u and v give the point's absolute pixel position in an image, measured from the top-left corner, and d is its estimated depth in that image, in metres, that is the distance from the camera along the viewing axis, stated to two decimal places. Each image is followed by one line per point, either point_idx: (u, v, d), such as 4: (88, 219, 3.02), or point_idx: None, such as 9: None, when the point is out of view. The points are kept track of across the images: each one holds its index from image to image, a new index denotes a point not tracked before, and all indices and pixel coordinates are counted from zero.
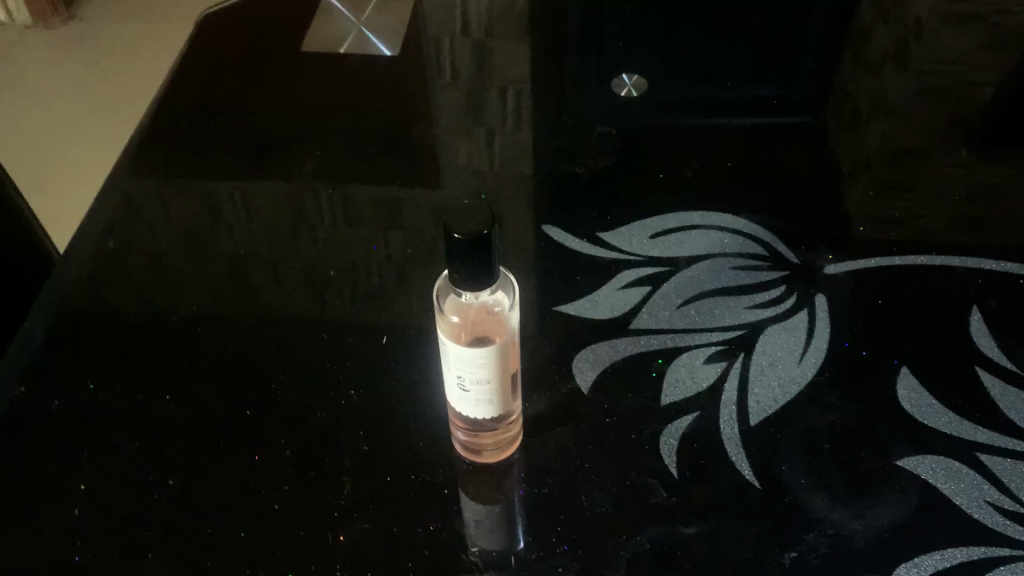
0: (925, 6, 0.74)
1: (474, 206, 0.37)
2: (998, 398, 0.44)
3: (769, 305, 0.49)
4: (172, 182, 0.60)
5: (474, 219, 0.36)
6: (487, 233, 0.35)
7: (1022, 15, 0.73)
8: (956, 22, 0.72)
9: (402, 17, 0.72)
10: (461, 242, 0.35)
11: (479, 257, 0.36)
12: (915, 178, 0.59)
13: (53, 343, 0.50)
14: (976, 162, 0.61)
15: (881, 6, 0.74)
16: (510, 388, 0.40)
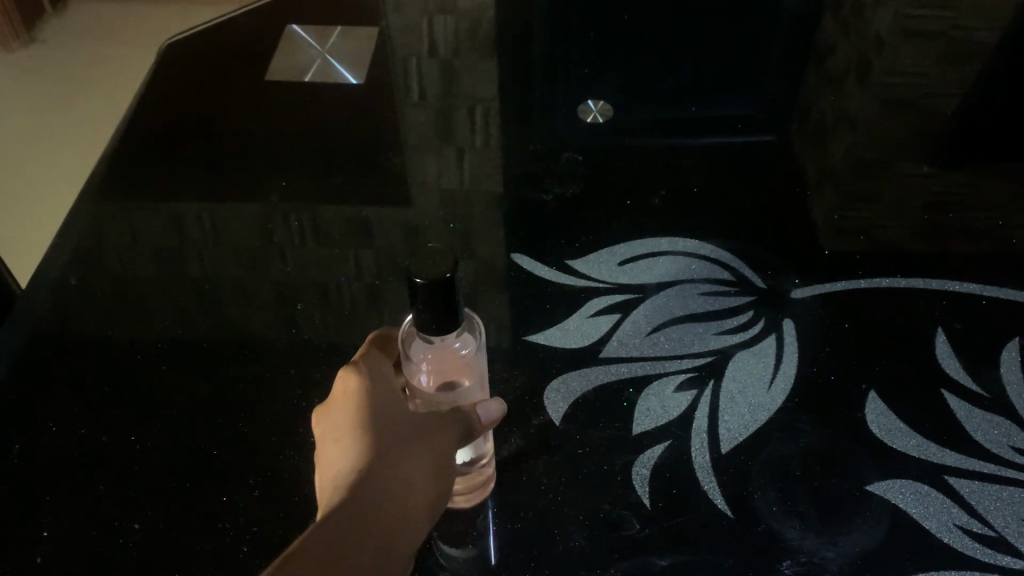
0: (884, 25, 0.76)
1: (436, 248, 0.37)
2: (965, 420, 0.46)
3: (737, 331, 0.51)
4: (144, 214, 0.62)
5: (438, 261, 0.37)
6: (450, 275, 0.36)
7: (979, 30, 0.76)
8: (914, 40, 0.75)
9: (366, 49, 0.76)
10: (426, 285, 0.36)
11: (444, 298, 0.37)
12: (881, 193, 0.61)
13: (25, 384, 0.51)
14: (937, 175, 0.63)
15: (841, 27, 0.76)
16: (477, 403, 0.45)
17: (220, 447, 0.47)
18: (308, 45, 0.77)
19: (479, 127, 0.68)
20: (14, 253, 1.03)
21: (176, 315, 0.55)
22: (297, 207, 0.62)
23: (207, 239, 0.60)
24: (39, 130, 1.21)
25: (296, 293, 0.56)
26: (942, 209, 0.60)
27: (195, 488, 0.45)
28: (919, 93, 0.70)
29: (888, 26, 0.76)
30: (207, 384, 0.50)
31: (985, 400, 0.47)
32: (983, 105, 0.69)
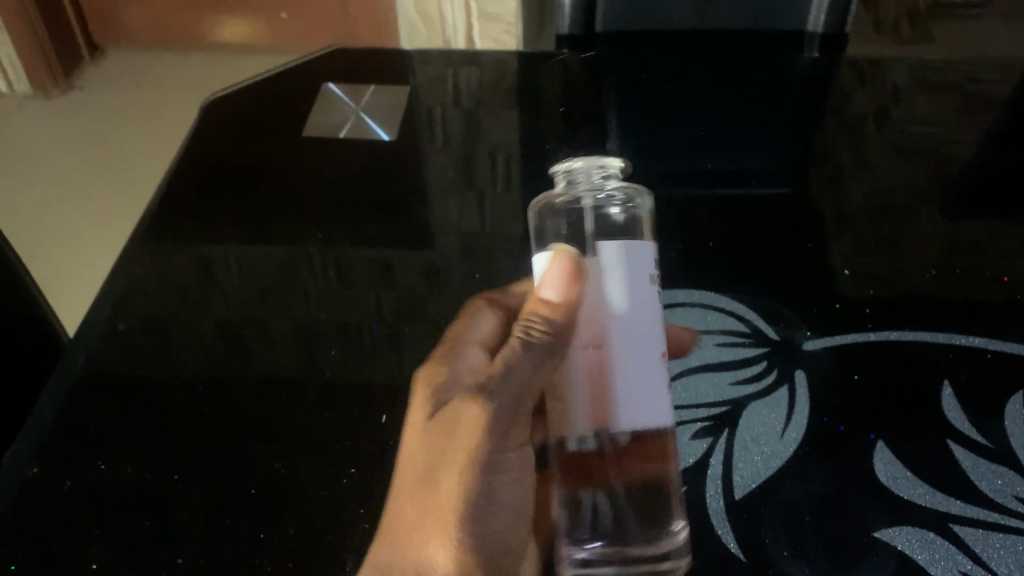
0: (903, 76, 0.79)
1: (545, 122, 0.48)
2: (970, 470, 0.47)
3: (751, 382, 0.53)
4: (183, 262, 0.65)
5: None
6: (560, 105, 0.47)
7: (992, 82, 0.78)
8: (930, 91, 0.77)
9: (397, 106, 0.80)
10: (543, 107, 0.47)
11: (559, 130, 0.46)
12: (896, 238, 0.63)
13: (70, 426, 0.53)
14: (952, 219, 0.65)
15: (858, 78, 0.78)
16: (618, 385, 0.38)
17: (256, 486, 0.49)
18: (343, 103, 0.81)
19: (503, 178, 0.71)
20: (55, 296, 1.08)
21: (214, 357, 0.57)
22: (328, 253, 0.65)
23: (244, 285, 0.63)
24: (75, 171, 1.25)
25: (326, 335, 0.58)
26: (953, 253, 0.61)
27: (231, 525, 0.47)
28: (935, 141, 0.72)
29: (905, 78, 0.79)
30: (244, 424, 0.53)
31: (989, 451, 0.48)
32: (997, 153, 0.71)
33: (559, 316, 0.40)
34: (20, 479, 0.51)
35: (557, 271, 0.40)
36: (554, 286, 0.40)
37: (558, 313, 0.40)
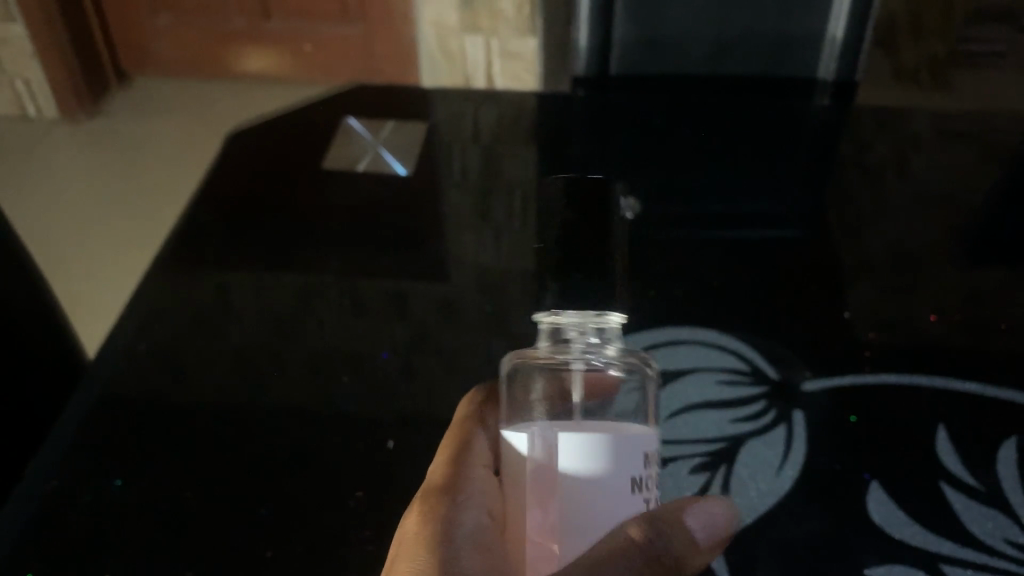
0: (923, 123, 0.80)
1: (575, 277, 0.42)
2: (961, 512, 0.48)
3: (750, 420, 0.54)
4: (202, 286, 0.68)
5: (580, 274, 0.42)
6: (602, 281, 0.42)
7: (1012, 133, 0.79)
8: (949, 139, 0.78)
9: (414, 145, 0.83)
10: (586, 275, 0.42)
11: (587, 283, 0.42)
12: (901, 283, 0.64)
13: (86, 443, 0.55)
14: (957, 265, 0.66)
15: (877, 124, 0.80)
16: None
17: (265, 507, 0.51)
18: (363, 138, 0.84)
19: (520, 214, 0.73)
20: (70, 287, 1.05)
21: (228, 381, 0.59)
22: (345, 283, 0.67)
23: (260, 311, 0.65)
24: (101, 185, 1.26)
25: (337, 362, 0.60)
26: (956, 299, 0.62)
27: (237, 544, 0.49)
28: (944, 188, 0.74)
29: (924, 128, 0.80)
30: (257, 447, 0.54)
31: (982, 494, 0.49)
32: (1008, 201, 0.72)
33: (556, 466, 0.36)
34: (41, 491, 0.52)
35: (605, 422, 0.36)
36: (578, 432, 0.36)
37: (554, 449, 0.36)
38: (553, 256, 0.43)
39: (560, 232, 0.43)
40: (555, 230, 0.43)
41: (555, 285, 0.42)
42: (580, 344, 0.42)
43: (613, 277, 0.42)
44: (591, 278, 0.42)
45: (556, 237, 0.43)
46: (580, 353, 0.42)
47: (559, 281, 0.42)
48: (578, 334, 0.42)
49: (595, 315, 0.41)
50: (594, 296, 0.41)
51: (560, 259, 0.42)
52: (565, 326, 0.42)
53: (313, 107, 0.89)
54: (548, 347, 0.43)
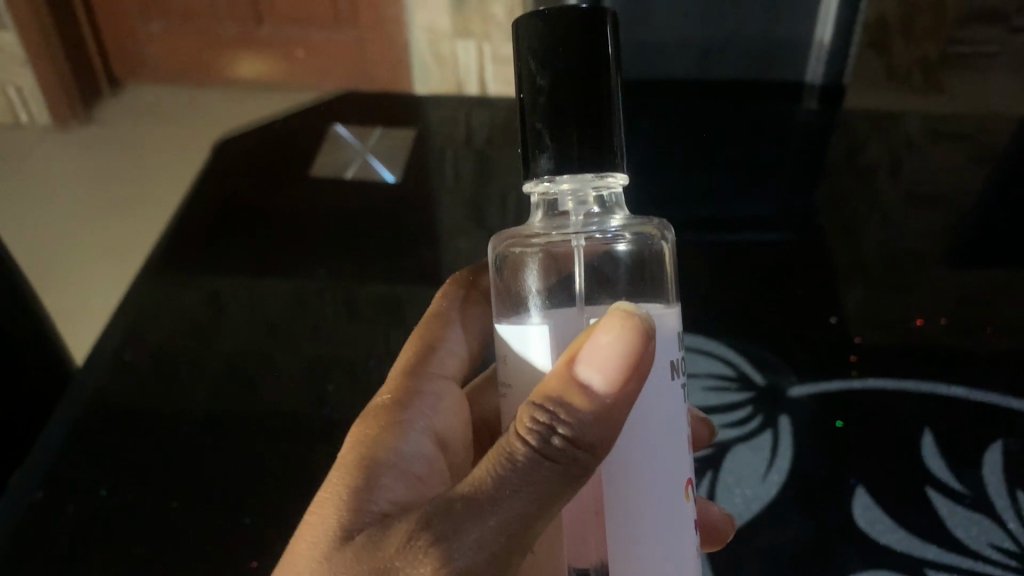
0: None
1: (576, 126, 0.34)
2: (946, 517, 0.48)
3: (736, 425, 0.54)
4: (191, 293, 0.68)
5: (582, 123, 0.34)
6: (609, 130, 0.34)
7: None
8: None
9: (402, 152, 0.83)
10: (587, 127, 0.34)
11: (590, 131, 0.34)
12: (891, 286, 0.64)
13: (73, 453, 0.55)
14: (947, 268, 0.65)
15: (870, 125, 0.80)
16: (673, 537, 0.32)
17: (250, 515, 0.51)
18: (350, 144, 0.85)
19: (512, 220, 0.73)
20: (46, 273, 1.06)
21: (217, 387, 0.59)
22: (334, 290, 0.67)
23: (251, 317, 0.65)
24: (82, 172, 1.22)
25: (326, 370, 0.60)
26: (948, 301, 0.62)
27: (223, 553, 0.49)
28: None
29: None
30: (244, 455, 0.54)
31: (968, 498, 0.49)
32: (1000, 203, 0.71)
33: (605, 430, 0.29)
34: (32, 500, 0.53)
35: (617, 342, 0.29)
36: (605, 371, 0.29)
37: (596, 409, 0.29)
38: (545, 104, 0.34)
39: (553, 71, 0.34)
40: (547, 68, 0.34)
41: (542, 132, 0.34)
42: (580, 216, 0.36)
43: (617, 133, 0.34)
44: (595, 130, 0.34)
45: (549, 76, 0.34)
46: (581, 227, 0.35)
47: (551, 133, 0.34)
48: (577, 203, 0.36)
49: (598, 176, 0.34)
50: (595, 152, 0.34)
51: (555, 108, 0.34)
52: (559, 194, 0.36)
53: (305, 117, 0.90)
54: (542, 223, 0.36)
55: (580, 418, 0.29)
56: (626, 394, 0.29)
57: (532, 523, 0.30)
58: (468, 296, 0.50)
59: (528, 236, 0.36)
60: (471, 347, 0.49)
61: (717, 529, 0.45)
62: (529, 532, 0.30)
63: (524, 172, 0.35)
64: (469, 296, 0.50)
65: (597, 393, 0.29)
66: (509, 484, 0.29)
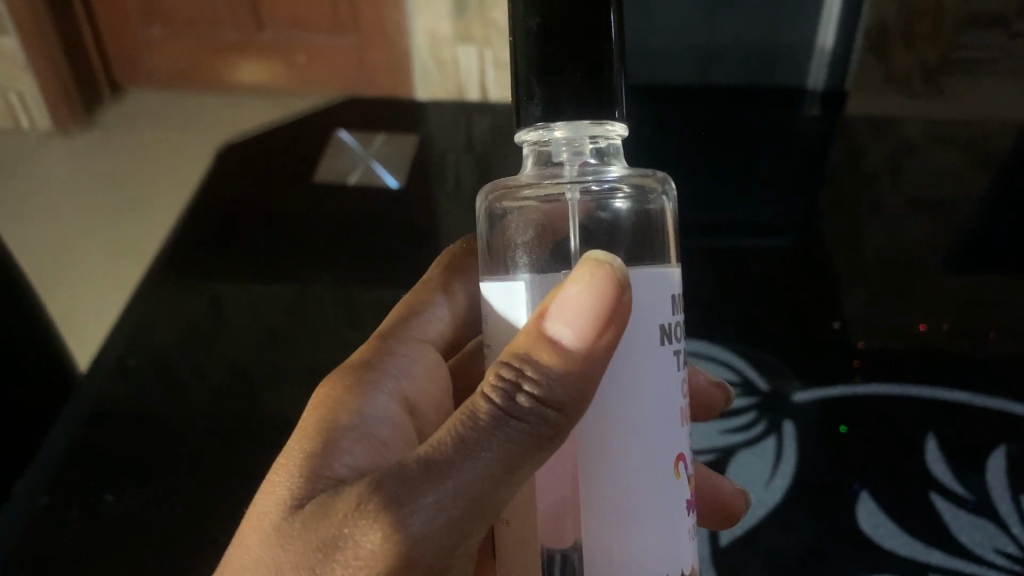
0: None
1: (574, 80, 0.33)
2: (951, 521, 0.48)
3: (739, 431, 0.54)
4: (193, 299, 0.68)
5: (577, 76, 0.33)
6: (605, 78, 0.33)
7: None
8: None
9: (405, 158, 0.83)
10: (583, 79, 0.33)
11: (588, 83, 0.33)
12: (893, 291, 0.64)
13: (78, 458, 0.56)
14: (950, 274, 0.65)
15: None
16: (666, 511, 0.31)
17: None
18: (353, 150, 0.85)
19: None
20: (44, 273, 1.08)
21: (220, 393, 0.59)
22: (337, 295, 0.67)
23: (253, 322, 0.65)
24: (77, 179, 1.23)
25: (330, 374, 0.60)
26: (950, 305, 0.62)
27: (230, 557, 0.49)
28: None
29: None
30: (248, 460, 0.54)
31: (972, 503, 0.49)
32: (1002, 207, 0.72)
33: (575, 385, 0.29)
34: (36, 507, 0.53)
35: (585, 295, 0.29)
36: (577, 327, 0.29)
37: (567, 365, 0.29)
38: (534, 47, 0.34)
39: (541, 12, 0.33)
40: (534, 11, 0.33)
41: (533, 86, 0.34)
42: (575, 165, 0.35)
43: (614, 69, 0.34)
44: (588, 68, 0.33)
45: (538, 20, 0.33)
46: (577, 176, 0.35)
47: (545, 85, 0.34)
48: (572, 154, 0.36)
49: (593, 122, 0.34)
50: (590, 93, 0.33)
51: (547, 48, 0.33)
52: (553, 143, 0.36)
53: (307, 123, 0.90)
54: (533, 174, 0.36)
55: (549, 374, 0.29)
56: (599, 349, 0.29)
57: (497, 482, 0.29)
58: (457, 266, 0.51)
59: (519, 187, 0.36)
60: (454, 313, 0.49)
61: (727, 505, 0.46)
62: (496, 491, 0.29)
63: (516, 120, 0.35)
64: (458, 263, 0.51)
65: (565, 349, 0.30)
66: (473, 442, 0.29)
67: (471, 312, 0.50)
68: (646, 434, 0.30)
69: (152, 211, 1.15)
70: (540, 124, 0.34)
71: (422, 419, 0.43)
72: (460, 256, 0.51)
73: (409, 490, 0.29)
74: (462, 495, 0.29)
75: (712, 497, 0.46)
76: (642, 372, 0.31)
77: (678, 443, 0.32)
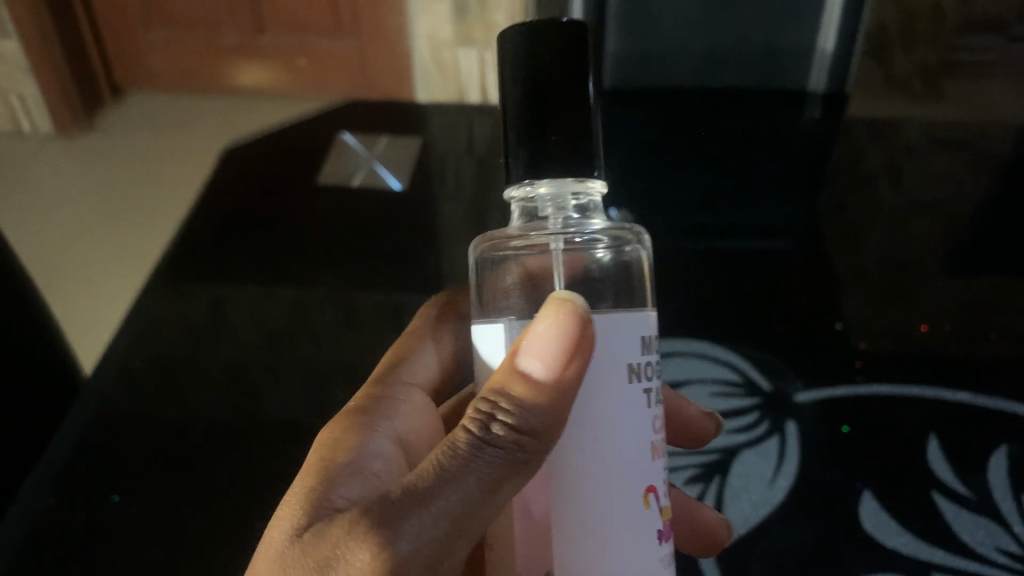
0: (916, 130, 0.81)
1: (556, 137, 0.34)
2: (952, 521, 0.48)
3: (743, 430, 0.54)
4: (197, 301, 0.68)
5: (558, 133, 0.34)
6: (584, 136, 0.35)
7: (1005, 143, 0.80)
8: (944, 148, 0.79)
9: (407, 160, 0.84)
10: (563, 137, 0.34)
11: (569, 140, 0.35)
12: (894, 293, 0.64)
13: (83, 458, 0.56)
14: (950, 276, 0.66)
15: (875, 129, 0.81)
16: (634, 545, 0.31)
17: (260, 520, 0.51)
18: (356, 152, 0.86)
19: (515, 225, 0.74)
20: (49, 271, 1.08)
21: (223, 394, 0.60)
22: (339, 297, 0.67)
23: (255, 325, 0.65)
24: (78, 179, 1.24)
25: (332, 376, 0.60)
26: (949, 306, 0.63)
27: (236, 555, 0.49)
28: (936, 197, 0.74)
29: (918, 138, 0.80)
30: (251, 460, 0.54)
31: (973, 502, 0.49)
32: (1001, 207, 0.72)
33: (547, 415, 0.30)
34: (38, 508, 0.53)
35: (550, 330, 0.31)
36: (547, 362, 0.31)
37: (535, 397, 0.31)
38: (520, 108, 0.35)
39: (524, 80, 0.35)
40: (518, 79, 0.35)
41: (518, 142, 0.35)
42: (559, 220, 0.36)
43: (594, 135, 0.35)
44: (566, 130, 0.34)
45: (521, 86, 0.35)
46: (560, 229, 0.35)
47: (529, 140, 0.35)
48: (556, 209, 0.36)
49: (574, 180, 0.35)
50: (569, 151, 0.34)
51: (529, 110, 0.35)
52: (538, 199, 0.36)
53: (309, 126, 0.91)
54: (519, 227, 0.36)
55: (523, 407, 0.31)
56: (569, 379, 0.31)
57: (478, 508, 0.31)
58: (443, 315, 0.51)
59: (507, 240, 0.36)
60: (443, 357, 0.50)
61: (709, 534, 0.46)
62: (476, 517, 0.31)
63: (505, 178, 0.36)
64: (442, 316, 0.51)
65: (535, 382, 0.31)
66: (455, 474, 0.31)
67: (458, 357, 0.51)
68: (605, 464, 0.30)
69: (155, 214, 1.16)
70: (524, 179, 0.35)
71: (416, 451, 0.43)
72: (444, 306, 0.52)
73: (394, 516, 0.30)
74: (445, 523, 0.31)
75: (691, 525, 0.45)
76: (612, 402, 0.31)
77: (649, 471, 0.31)
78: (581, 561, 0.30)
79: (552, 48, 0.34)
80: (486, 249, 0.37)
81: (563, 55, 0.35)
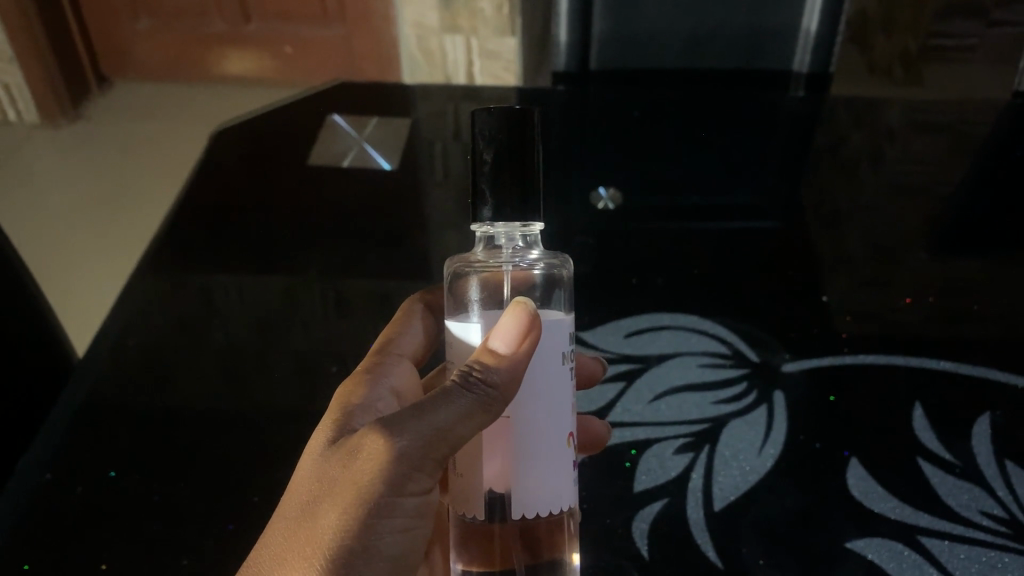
0: (899, 117, 0.83)
1: (509, 189, 0.41)
2: (938, 486, 0.49)
3: (731, 401, 0.55)
4: (191, 283, 0.69)
5: (507, 188, 0.41)
6: (529, 193, 0.41)
7: (983, 125, 0.82)
8: (928, 132, 0.81)
9: (396, 143, 0.84)
10: (514, 191, 0.41)
11: (519, 192, 0.41)
12: (885, 271, 0.65)
13: (80, 437, 0.56)
14: (938, 254, 0.67)
15: (855, 114, 0.84)
16: (561, 471, 0.39)
17: (260, 495, 0.51)
18: (346, 133, 0.86)
19: None
20: None
21: (218, 376, 0.60)
22: (332, 280, 0.68)
23: (246, 310, 0.66)
24: None
25: (325, 358, 0.61)
26: (937, 283, 0.64)
27: (232, 528, 0.49)
28: (920, 177, 0.75)
29: (900, 121, 0.82)
30: (248, 439, 0.55)
31: (958, 469, 0.50)
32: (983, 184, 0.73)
33: (504, 370, 0.36)
34: (34, 488, 0.53)
35: (510, 321, 0.37)
36: (504, 336, 0.37)
37: (498, 363, 0.36)
38: (488, 166, 0.41)
39: (495, 146, 0.41)
40: (489, 143, 0.41)
41: (485, 189, 0.41)
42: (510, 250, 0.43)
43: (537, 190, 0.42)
44: (520, 188, 0.41)
45: (492, 150, 0.41)
46: (509, 258, 0.43)
47: (492, 189, 0.41)
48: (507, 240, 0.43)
49: (522, 223, 0.42)
50: (522, 206, 0.41)
51: (494, 171, 0.41)
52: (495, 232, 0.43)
53: None
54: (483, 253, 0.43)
55: (488, 366, 0.36)
56: (522, 353, 0.36)
57: (454, 429, 0.36)
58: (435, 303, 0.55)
59: (474, 261, 0.43)
60: (428, 333, 0.54)
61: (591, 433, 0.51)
62: (453, 439, 0.37)
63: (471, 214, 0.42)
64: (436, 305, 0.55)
65: (498, 353, 0.36)
66: (438, 402, 0.36)
67: (433, 340, 0.54)
68: (548, 417, 0.38)
69: None
70: (485, 215, 0.42)
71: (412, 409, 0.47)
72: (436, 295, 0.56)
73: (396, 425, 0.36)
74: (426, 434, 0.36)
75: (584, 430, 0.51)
76: (547, 375, 0.38)
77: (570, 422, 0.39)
78: (526, 489, 0.37)
79: (507, 125, 0.41)
80: (456, 267, 0.43)
81: (523, 127, 0.41)
